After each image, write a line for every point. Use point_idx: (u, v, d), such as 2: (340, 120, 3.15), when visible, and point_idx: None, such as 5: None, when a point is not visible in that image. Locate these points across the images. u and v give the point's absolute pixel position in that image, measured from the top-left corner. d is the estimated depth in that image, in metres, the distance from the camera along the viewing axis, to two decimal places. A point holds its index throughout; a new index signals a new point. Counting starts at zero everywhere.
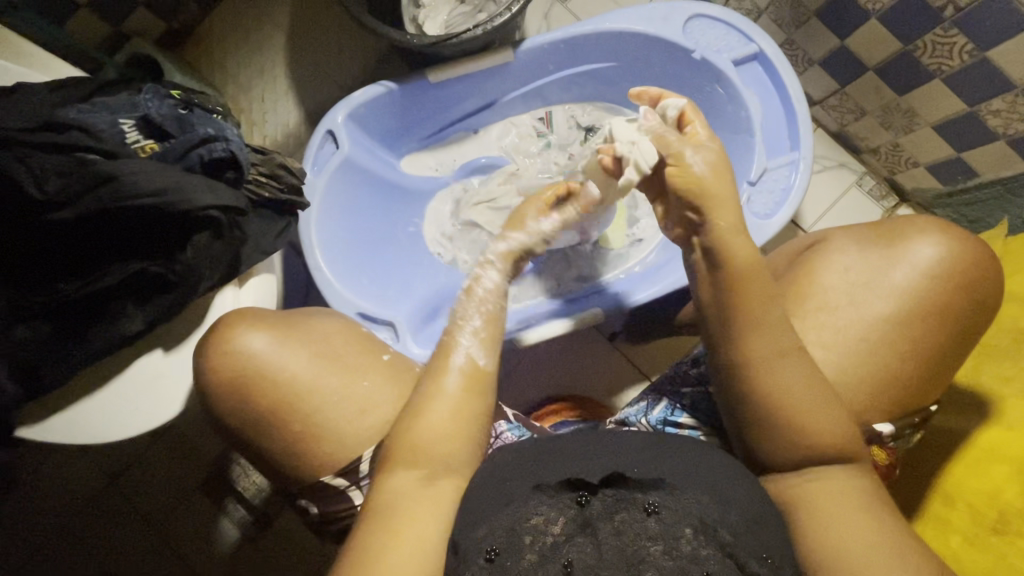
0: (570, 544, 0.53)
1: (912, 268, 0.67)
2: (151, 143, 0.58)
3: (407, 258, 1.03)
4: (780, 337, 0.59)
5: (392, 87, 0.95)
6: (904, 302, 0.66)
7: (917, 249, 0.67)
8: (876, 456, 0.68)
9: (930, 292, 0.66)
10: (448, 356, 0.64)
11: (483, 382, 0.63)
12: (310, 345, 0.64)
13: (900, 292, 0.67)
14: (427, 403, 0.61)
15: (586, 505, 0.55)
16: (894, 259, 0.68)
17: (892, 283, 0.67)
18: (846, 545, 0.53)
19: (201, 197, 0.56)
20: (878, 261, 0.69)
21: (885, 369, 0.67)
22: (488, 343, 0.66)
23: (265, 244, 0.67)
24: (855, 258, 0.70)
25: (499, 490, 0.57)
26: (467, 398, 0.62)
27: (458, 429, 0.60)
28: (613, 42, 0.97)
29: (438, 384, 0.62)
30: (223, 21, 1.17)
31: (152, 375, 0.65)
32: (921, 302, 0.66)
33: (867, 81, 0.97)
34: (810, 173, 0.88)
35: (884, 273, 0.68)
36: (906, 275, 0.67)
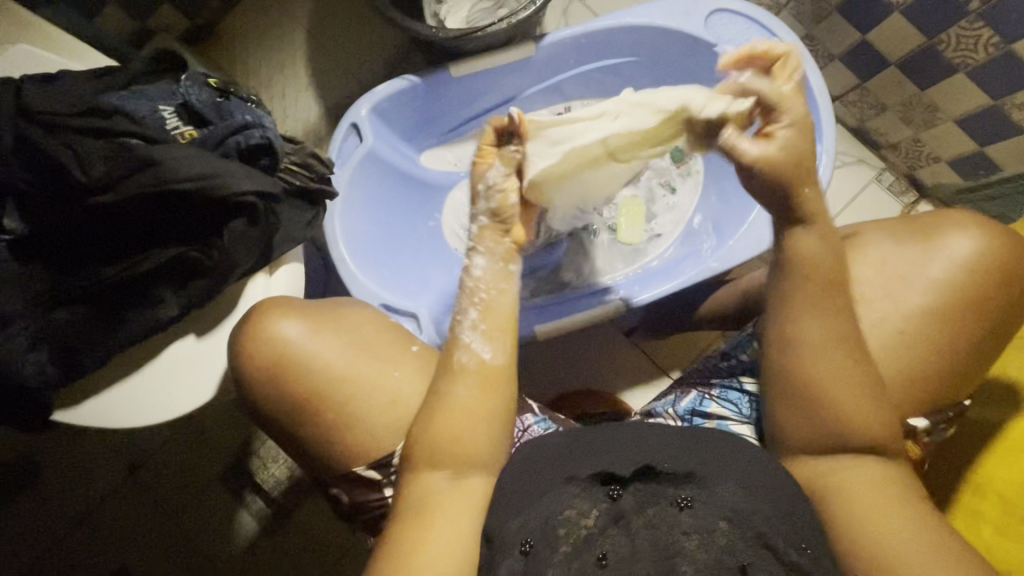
0: (603, 536, 0.54)
1: (949, 260, 0.67)
2: (189, 130, 0.59)
3: (427, 252, 1.03)
4: (812, 325, 0.59)
5: (415, 81, 0.96)
6: (940, 294, 0.67)
7: (952, 241, 0.68)
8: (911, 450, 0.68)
9: (966, 283, 0.66)
10: (456, 355, 0.63)
11: (496, 379, 0.62)
12: (341, 335, 0.65)
13: (936, 283, 0.67)
14: (440, 406, 0.60)
15: (617, 499, 0.56)
16: (929, 251, 0.68)
17: (929, 275, 0.67)
18: (879, 530, 0.53)
19: (238, 183, 0.57)
20: (916, 255, 0.69)
21: (917, 360, 0.66)
22: (495, 335, 0.64)
23: (296, 233, 0.67)
24: (886, 250, 0.70)
25: (532, 480, 0.58)
26: (481, 398, 0.61)
27: (481, 429, 0.60)
28: (634, 36, 0.98)
29: (448, 386, 0.62)
30: (246, 17, 1.19)
31: (185, 360, 0.65)
32: (949, 292, 0.66)
33: (889, 76, 0.97)
34: (833, 166, 0.88)
35: (920, 266, 0.68)
36: (943, 267, 0.67)
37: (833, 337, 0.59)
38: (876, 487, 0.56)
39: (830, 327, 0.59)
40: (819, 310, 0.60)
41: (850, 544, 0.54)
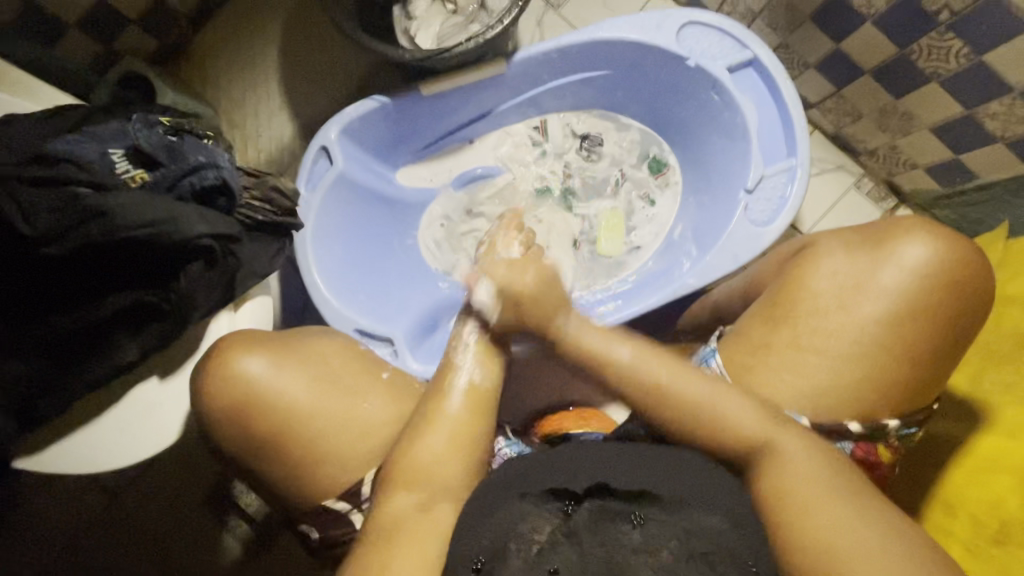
0: (553, 550, 0.55)
1: (899, 268, 0.67)
2: (140, 172, 0.57)
3: (404, 271, 1.03)
4: (687, 392, 0.65)
5: (385, 102, 0.95)
6: (895, 303, 0.66)
7: (905, 250, 0.67)
8: (882, 455, 0.69)
9: (920, 291, 0.66)
10: (450, 378, 0.67)
11: (484, 404, 0.66)
12: (306, 366, 0.64)
13: (887, 292, 0.67)
14: (429, 427, 0.63)
15: (571, 514, 0.57)
16: (881, 260, 0.68)
17: (879, 283, 0.67)
18: (828, 531, 0.54)
19: (193, 226, 0.55)
20: (866, 264, 0.69)
21: (886, 373, 0.66)
22: (486, 363, 0.70)
23: (260, 267, 0.66)
24: (842, 261, 0.70)
25: (488, 500, 0.59)
26: (468, 422, 0.64)
27: (459, 448, 0.63)
28: (606, 50, 0.96)
29: (440, 406, 0.64)
30: (214, 35, 1.16)
31: (147, 403, 0.64)
32: (914, 308, 0.66)
33: (864, 84, 0.96)
34: (807, 179, 0.88)
35: (871, 273, 0.68)
36: (894, 275, 0.67)
37: (701, 395, 0.64)
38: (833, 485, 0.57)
39: (699, 391, 0.64)
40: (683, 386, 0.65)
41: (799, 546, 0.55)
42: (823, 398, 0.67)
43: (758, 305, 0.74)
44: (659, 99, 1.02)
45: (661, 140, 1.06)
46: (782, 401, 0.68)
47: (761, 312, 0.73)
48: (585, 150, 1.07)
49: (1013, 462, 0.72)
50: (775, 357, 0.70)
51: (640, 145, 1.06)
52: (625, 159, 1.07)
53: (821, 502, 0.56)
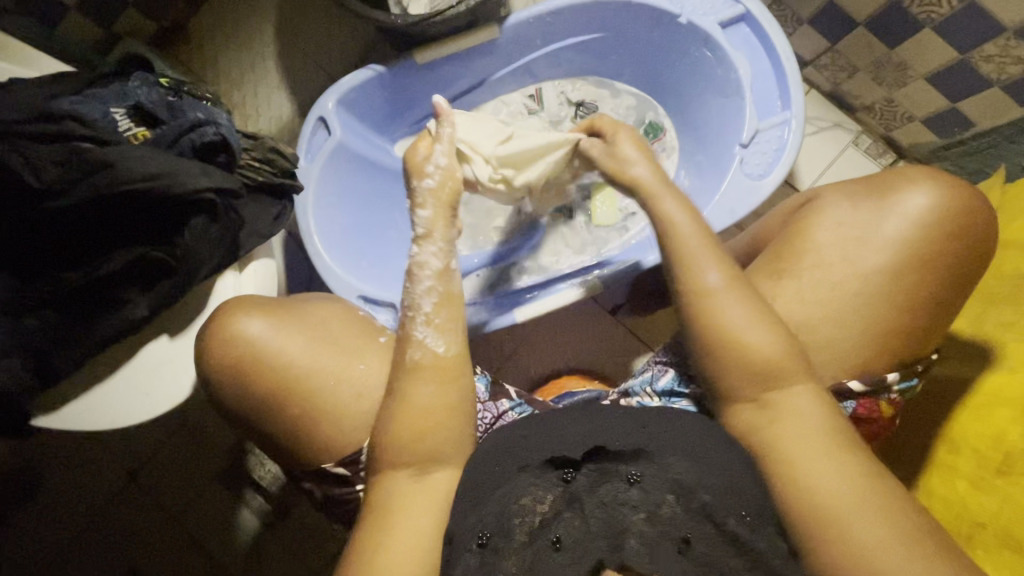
0: (558, 520, 0.58)
1: (903, 219, 0.68)
2: (143, 130, 0.59)
3: (407, 242, 1.04)
4: (752, 345, 0.61)
5: (379, 70, 0.95)
6: (897, 251, 0.67)
7: (909, 199, 0.68)
8: (885, 409, 0.70)
9: (923, 243, 0.67)
10: (411, 351, 0.64)
11: (451, 373, 0.64)
12: (306, 329, 0.66)
13: (890, 243, 0.68)
14: (402, 399, 0.62)
15: (571, 481, 0.61)
16: (885, 210, 0.69)
17: (883, 235, 0.68)
18: (832, 496, 0.54)
19: (194, 180, 0.57)
20: (870, 214, 0.70)
21: (884, 319, 0.68)
22: (448, 330, 0.66)
23: (262, 228, 0.69)
24: (848, 214, 0.71)
25: (489, 478, 0.61)
26: (440, 395, 0.63)
27: (439, 413, 0.62)
28: (599, 11, 0.96)
29: (409, 379, 0.63)
30: (212, 16, 1.18)
31: (158, 361, 0.66)
32: (914, 252, 0.67)
33: (858, 37, 0.95)
34: (803, 131, 0.88)
35: (875, 225, 0.69)
36: (897, 226, 0.68)
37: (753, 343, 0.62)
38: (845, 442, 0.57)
39: (765, 349, 0.61)
40: (749, 336, 0.62)
41: (806, 517, 0.54)
42: (822, 346, 0.69)
43: (761, 260, 0.75)
44: (653, 61, 1.02)
45: (657, 105, 1.05)
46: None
47: (763, 268, 0.74)
48: (580, 118, 1.08)
49: (1014, 396, 0.70)
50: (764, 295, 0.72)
51: (636, 110, 1.06)
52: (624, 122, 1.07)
53: (838, 476, 0.55)
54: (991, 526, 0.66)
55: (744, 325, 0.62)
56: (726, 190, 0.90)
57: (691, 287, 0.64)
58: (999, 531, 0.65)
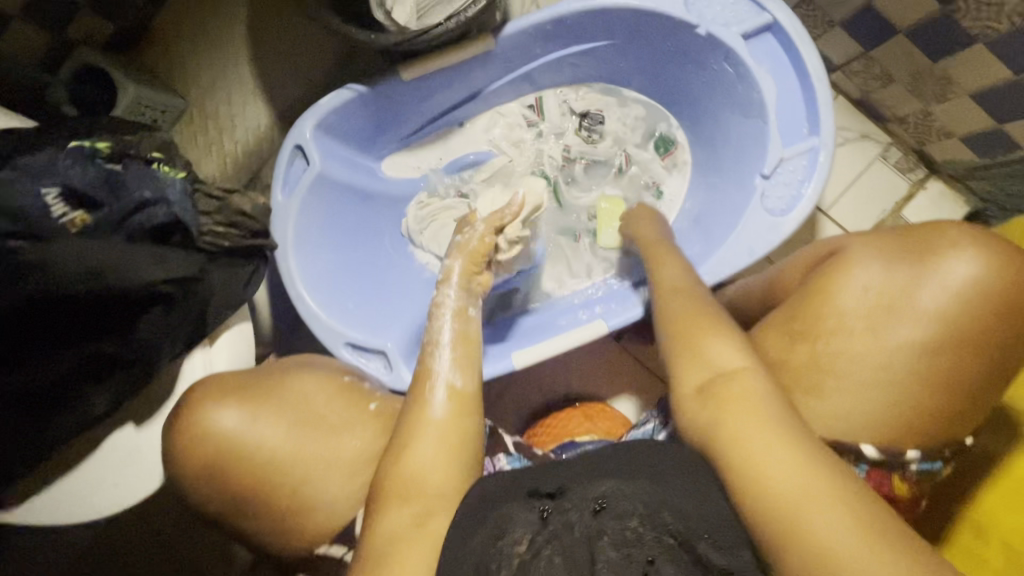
0: (536, 561, 0.51)
1: (942, 288, 0.61)
2: (82, 215, 0.49)
3: (393, 274, 0.97)
4: (709, 349, 0.60)
5: (360, 90, 0.86)
6: (932, 324, 0.61)
7: (951, 268, 0.61)
8: (899, 487, 0.63)
9: (961, 317, 0.60)
10: (429, 385, 0.65)
11: (468, 407, 0.63)
12: (285, 412, 0.61)
13: (926, 315, 0.61)
14: (414, 433, 0.61)
15: (547, 517, 0.55)
16: (922, 278, 0.62)
17: (917, 306, 0.62)
18: (793, 493, 0.49)
19: (146, 272, 0.51)
20: (903, 279, 0.63)
21: (912, 397, 0.61)
22: (465, 367, 0.67)
23: (234, 294, 0.61)
24: (876, 274, 0.64)
25: (476, 509, 0.57)
26: (442, 460, 0.60)
27: (449, 466, 0.60)
28: (606, 18, 0.85)
29: (423, 410, 0.63)
30: (177, 14, 1.06)
31: (126, 451, 0.61)
32: (952, 326, 0.60)
33: (897, 46, 0.85)
34: (832, 160, 0.79)
35: (909, 293, 0.62)
36: (934, 296, 0.61)
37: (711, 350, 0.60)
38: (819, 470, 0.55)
39: (724, 355, 0.60)
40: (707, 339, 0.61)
41: (770, 527, 0.50)
42: (842, 420, 0.63)
43: (778, 313, 0.69)
44: (667, 71, 0.92)
45: (669, 115, 0.97)
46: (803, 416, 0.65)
47: (778, 324, 0.68)
48: (585, 130, 1.00)
49: None
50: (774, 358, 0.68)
51: (645, 121, 0.98)
52: (630, 135, 0.99)
53: None
54: None
55: (700, 330, 0.62)
56: (746, 221, 0.83)
57: (677, 314, 0.66)
58: None
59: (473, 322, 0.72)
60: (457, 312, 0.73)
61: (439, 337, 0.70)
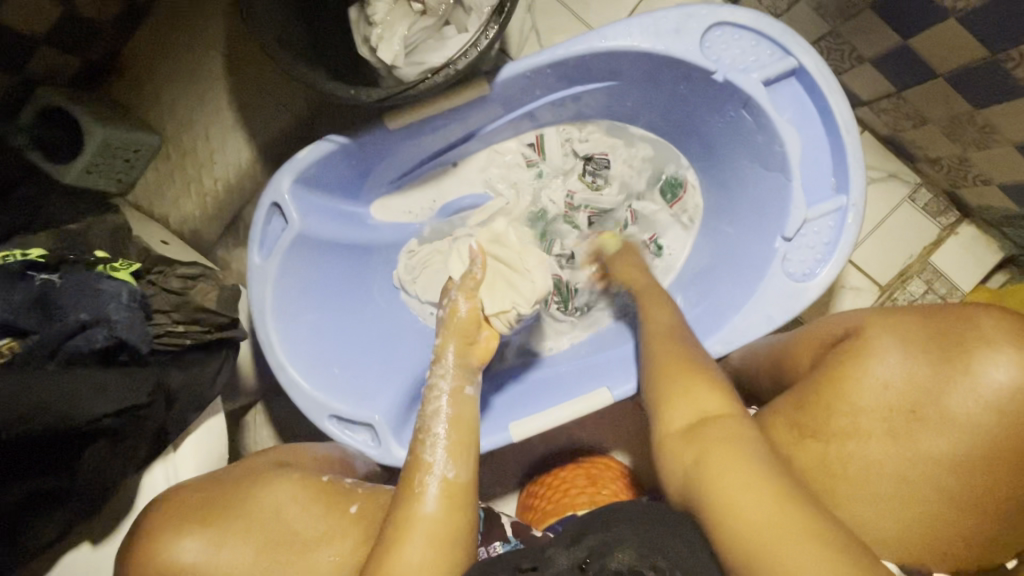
0: None
1: (972, 394, 0.53)
2: (8, 342, 0.51)
3: (372, 328, 0.90)
4: (698, 394, 0.59)
5: (342, 141, 0.78)
6: (957, 432, 0.53)
7: (986, 373, 0.52)
8: None
9: (991, 427, 0.52)
10: (420, 480, 0.59)
11: (460, 500, 0.58)
12: (253, 534, 0.55)
13: (949, 420, 0.54)
14: (400, 538, 0.55)
15: None
16: (952, 377, 0.54)
17: (942, 411, 0.54)
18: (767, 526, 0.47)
19: (91, 406, 0.51)
20: (928, 376, 0.55)
21: (932, 510, 0.55)
22: (459, 456, 0.61)
23: (203, 393, 0.59)
24: (897, 369, 0.56)
25: None
26: (430, 571, 0.53)
27: (437, 568, 0.54)
28: (612, 60, 0.77)
29: (414, 508, 0.57)
30: (150, 42, 0.99)
31: (80, 572, 0.56)
32: (979, 435, 0.53)
33: (934, 88, 0.77)
34: (862, 221, 0.72)
35: (934, 394, 0.54)
36: (965, 404, 0.53)
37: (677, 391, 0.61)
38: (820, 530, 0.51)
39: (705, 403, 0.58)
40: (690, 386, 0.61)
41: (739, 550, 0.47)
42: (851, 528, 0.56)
43: (785, 400, 0.61)
44: (681, 112, 0.84)
45: (679, 155, 0.89)
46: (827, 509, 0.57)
47: (786, 415, 0.60)
48: (590, 173, 0.93)
49: None
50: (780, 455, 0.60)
51: (654, 163, 0.91)
52: (638, 177, 0.92)
53: None
54: None
55: (679, 375, 0.62)
56: (766, 283, 0.75)
57: (675, 363, 0.65)
58: None
59: (468, 403, 0.66)
60: (453, 393, 0.66)
61: (434, 428, 0.63)
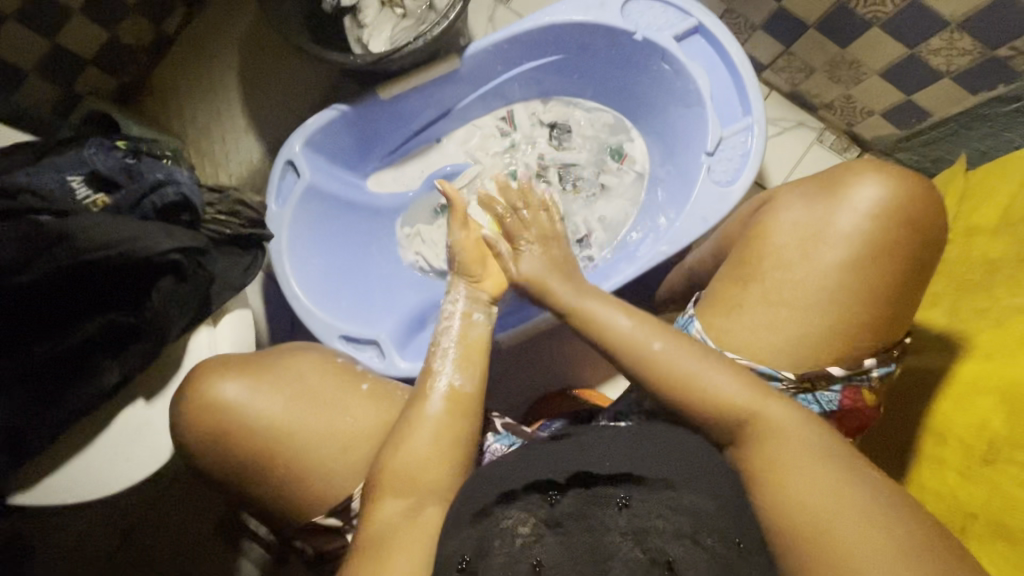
0: (541, 541, 0.53)
1: (856, 212, 0.67)
2: (101, 197, 0.64)
3: (377, 279, 1.03)
4: (712, 378, 0.60)
5: (345, 109, 0.96)
6: (854, 244, 0.67)
7: (859, 192, 0.68)
8: (868, 400, 0.69)
9: (877, 233, 0.66)
10: (431, 382, 0.67)
11: (463, 407, 0.66)
12: (283, 385, 0.67)
13: (847, 236, 0.67)
14: (410, 429, 0.64)
15: (556, 504, 0.56)
16: (836, 206, 0.69)
17: (838, 229, 0.68)
18: (827, 511, 0.51)
19: (158, 242, 0.60)
20: (822, 209, 0.69)
21: (847, 316, 0.66)
22: (466, 367, 0.70)
23: (234, 279, 0.71)
24: (801, 212, 0.71)
25: (476, 493, 0.58)
26: (436, 455, 0.62)
27: (440, 454, 0.62)
28: (556, 34, 0.97)
29: (421, 407, 0.65)
30: (175, 66, 1.18)
31: (139, 424, 0.69)
32: (873, 241, 0.66)
33: (810, 38, 0.97)
34: (765, 135, 0.89)
35: (828, 221, 0.68)
36: (849, 219, 0.67)
37: (738, 398, 0.59)
38: (767, 375, 0.68)
39: (729, 387, 0.59)
40: (705, 374, 0.61)
41: (787, 533, 0.52)
42: (791, 341, 0.68)
43: (727, 267, 0.75)
44: (617, 77, 1.04)
45: (630, 129, 1.07)
46: (749, 342, 0.69)
47: (729, 273, 0.74)
48: (555, 139, 1.09)
49: (992, 381, 0.70)
50: (730, 305, 0.72)
51: (611, 128, 1.08)
52: (594, 140, 1.09)
53: None
54: (983, 517, 0.65)
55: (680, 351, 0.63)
56: (698, 191, 0.92)
57: (636, 356, 0.64)
58: (994, 522, 0.64)
59: (476, 326, 0.76)
60: (464, 316, 0.78)
61: (442, 341, 0.73)
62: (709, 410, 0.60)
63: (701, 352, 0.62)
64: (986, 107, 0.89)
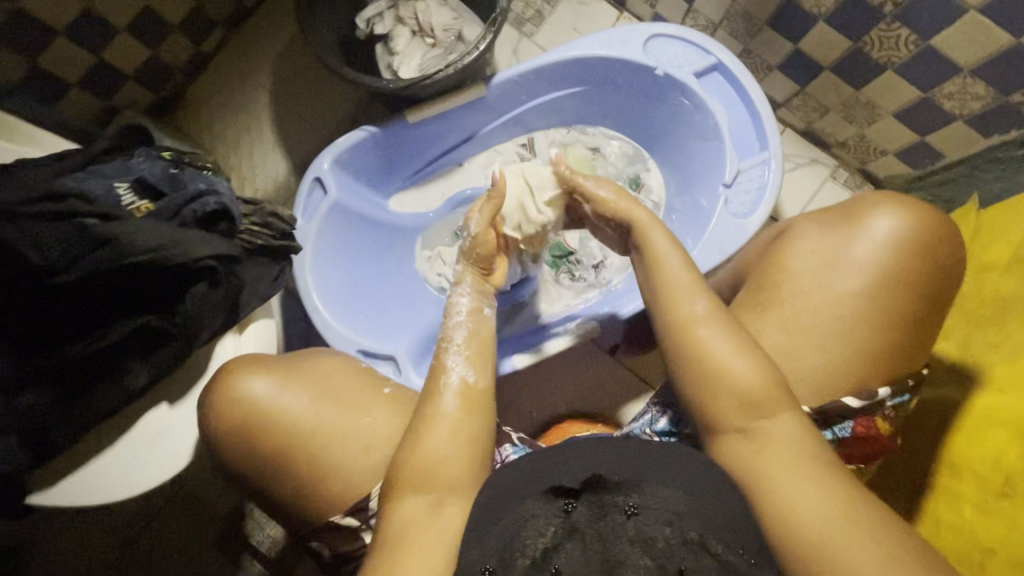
0: (558, 549, 0.53)
1: (871, 242, 0.69)
2: (145, 203, 0.66)
3: (393, 296, 1.05)
4: (728, 364, 0.62)
5: (374, 131, 0.99)
6: (867, 273, 0.68)
7: (874, 223, 0.69)
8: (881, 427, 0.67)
9: (890, 264, 0.67)
10: (444, 380, 0.67)
11: (478, 402, 0.66)
12: (309, 387, 0.68)
13: (862, 264, 0.68)
14: (427, 426, 0.63)
15: (572, 511, 0.55)
16: (855, 236, 0.70)
17: (852, 258, 0.69)
18: (815, 525, 0.52)
19: (197, 249, 0.63)
20: (839, 239, 0.71)
21: (863, 342, 0.67)
22: (477, 363, 0.69)
23: (263, 289, 0.73)
24: (816, 242, 0.72)
25: (495, 496, 0.58)
26: (457, 453, 0.62)
27: (458, 450, 0.62)
28: (580, 67, 1.01)
29: (436, 406, 0.65)
30: (209, 84, 1.23)
31: (160, 428, 0.70)
32: (885, 270, 0.67)
33: (825, 79, 1.01)
34: (782, 170, 0.91)
35: (844, 249, 0.70)
36: (864, 248, 0.69)
37: (757, 386, 0.60)
38: None
39: (746, 372, 0.61)
40: (723, 361, 0.62)
41: (783, 546, 0.53)
42: (810, 371, 0.68)
43: (745, 291, 0.76)
44: (637, 110, 1.07)
45: (647, 158, 1.10)
46: None
47: (744, 298, 0.75)
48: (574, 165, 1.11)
49: (1010, 418, 0.70)
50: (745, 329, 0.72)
51: (630, 158, 1.11)
52: (610, 168, 1.11)
53: None
54: (1003, 553, 0.63)
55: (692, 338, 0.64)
56: (716, 221, 0.93)
57: (671, 314, 0.67)
58: (1013, 558, 0.62)
59: (487, 321, 0.76)
60: (472, 310, 0.76)
61: (453, 337, 0.72)
62: (744, 407, 0.60)
63: (737, 338, 0.63)
64: (999, 149, 0.92)
